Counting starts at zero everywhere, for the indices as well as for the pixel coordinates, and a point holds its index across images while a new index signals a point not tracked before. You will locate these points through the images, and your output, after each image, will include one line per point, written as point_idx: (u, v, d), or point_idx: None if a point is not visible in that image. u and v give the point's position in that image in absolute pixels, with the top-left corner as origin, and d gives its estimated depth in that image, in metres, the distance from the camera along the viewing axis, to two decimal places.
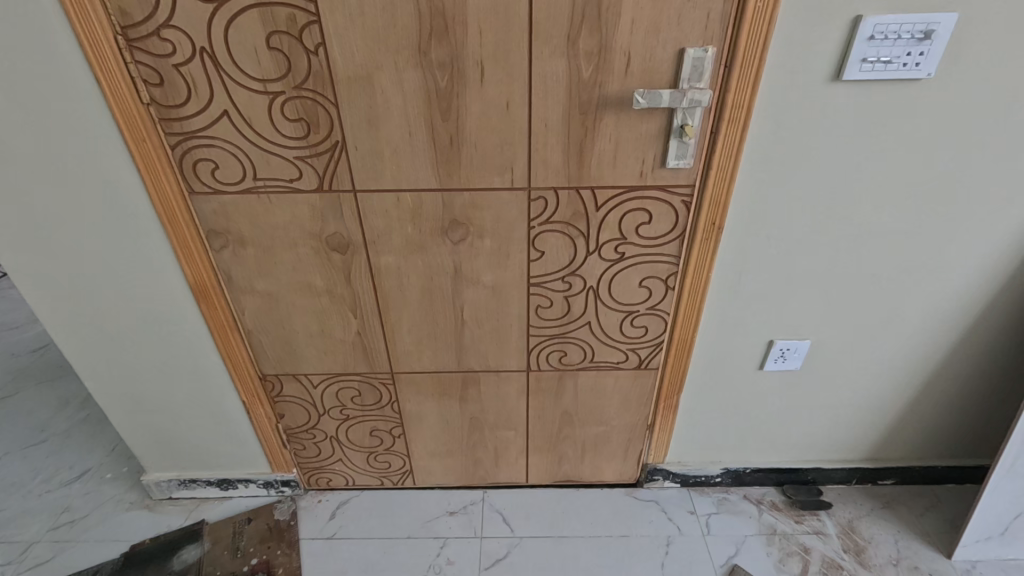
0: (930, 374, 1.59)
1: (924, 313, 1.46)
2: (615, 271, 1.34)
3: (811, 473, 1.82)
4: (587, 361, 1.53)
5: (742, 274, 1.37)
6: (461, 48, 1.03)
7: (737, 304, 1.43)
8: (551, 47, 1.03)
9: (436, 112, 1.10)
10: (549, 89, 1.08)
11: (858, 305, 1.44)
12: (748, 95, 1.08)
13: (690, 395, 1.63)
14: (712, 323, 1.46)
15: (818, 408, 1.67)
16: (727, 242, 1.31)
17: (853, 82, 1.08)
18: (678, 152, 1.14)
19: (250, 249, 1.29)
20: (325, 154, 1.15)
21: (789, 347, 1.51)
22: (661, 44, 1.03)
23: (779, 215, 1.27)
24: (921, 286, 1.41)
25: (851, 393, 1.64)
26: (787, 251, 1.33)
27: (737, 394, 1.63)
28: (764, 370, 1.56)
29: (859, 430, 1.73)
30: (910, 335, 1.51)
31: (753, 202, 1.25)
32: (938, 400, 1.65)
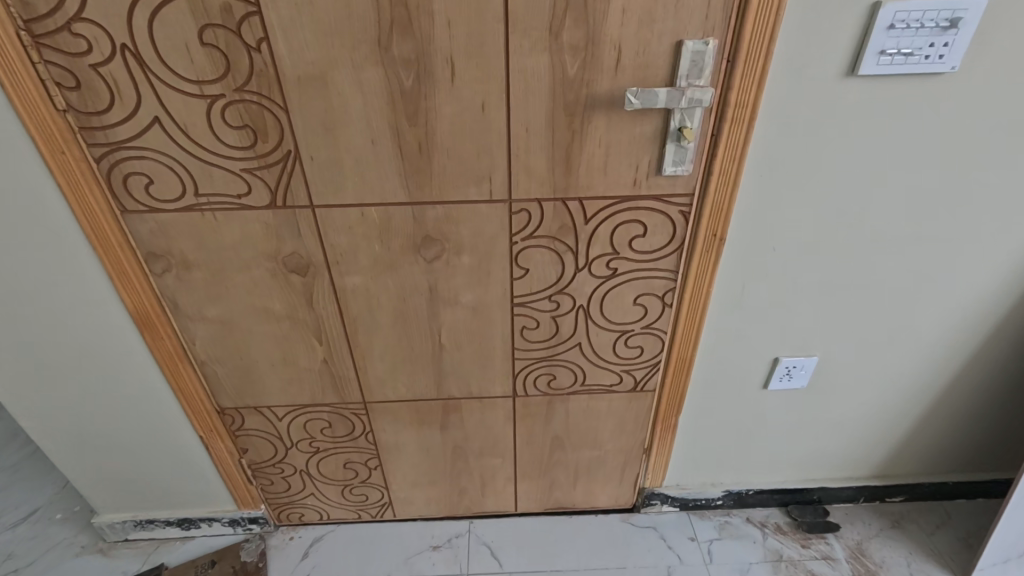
0: (942, 388, 1.50)
1: (936, 325, 1.36)
2: (607, 288, 1.22)
3: (816, 493, 1.72)
4: (578, 384, 1.40)
5: (745, 288, 1.25)
6: (427, 42, 0.89)
7: (738, 320, 1.31)
8: (531, 40, 0.90)
9: (402, 116, 0.97)
10: (530, 88, 0.95)
11: (869, 319, 1.33)
12: (754, 93, 0.96)
13: (690, 416, 1.52)
14: (713, 340, 1.35)
15: (826, 426, 1.57)
16: (730, 253, 1.19)
17: (869, 77, 0.97)
18: (676, 159, 1.02)
19: (197, 273, 1.14)
20: (276, 165, 1.01)
21: (796, 364, 1.39)
22: (657, 35, 0.90)
23: (786, 224, 1.16)
24: (934, 297, 1.31)
25: (860, 410, 1.53)
26: (793, 264, 1.22)
27: (739, 414, 1.52)
28: (769, 388, 1.45)
29: (867, 447, 1.63)
30: (923, 348, 1.41)
31: (757, 210, 1.13)
32: (949, 414, 1.56)
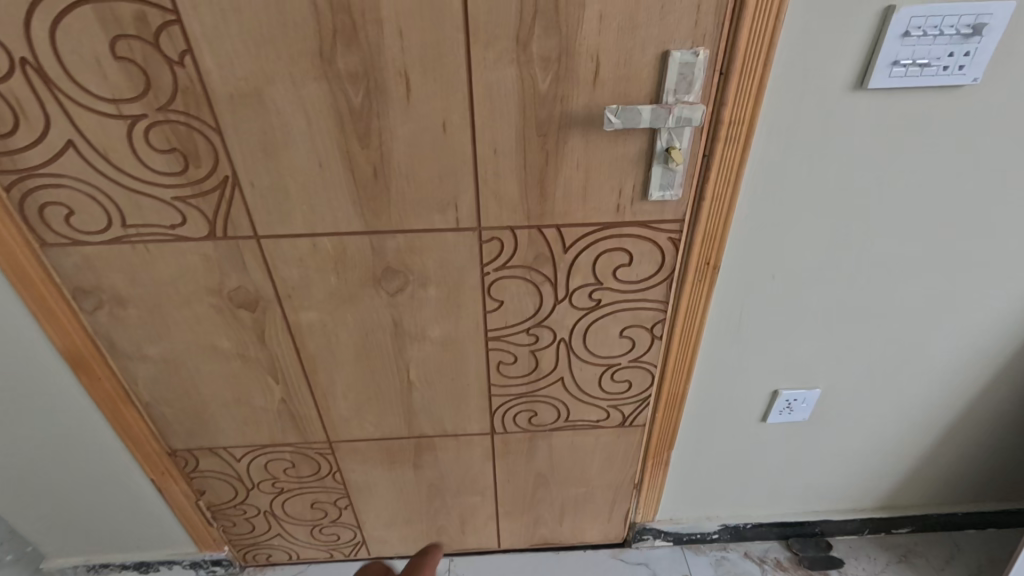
0: (952, 418, 1.39)
1: (947, 354, 1.26)
2: (590, 320, 1.11)
3: (818, 525, 1.61)
4: (562, 420, 1.29)
5: (741, 319, 1.15)
6: (377, 54, 0.78)
7: (735, 352, 1.21)
8: (496, 51, 0.79)
9: (353, 137, 0.85)
10: (497, 105, 0.83)
11: (876, 349, 1.23)
12: (750, 110, 0.85)
13: (683, 450, 1.41)
14: (706, 372, 1.24)
15: (829, 459, 1.46)
16: (724, 282, 1.08)
17: (880, 90, 0.86)
18: (664, 182, 0.91)
19: (133, 309, 1.02)
20: (212, 193, 0.89)
21: (797, 397, 1.29)
22: (640, 44, 0.79)
23: (785, 250, 1.05)
24: (946, 326, 1.21)
25: (866, 442, 1.42)
26: (794, 292, 1.11)
27: (736, 448, 1.41)
28: (768, 422, 1.34)
29: (873, 479, 1.53)
30: (932, 378, 1.30)
31: (754, 236, 1.02)
32: (959, 444, 1.46)
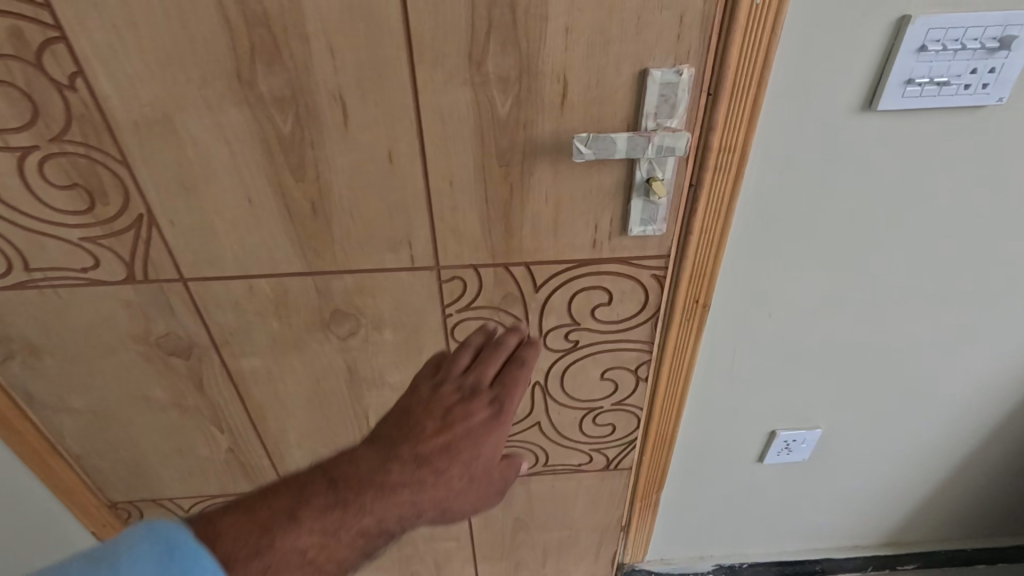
0: (964, 455, 1.29)
1: (961, 391, 1.15)
2: (568, 362, 1.00)
3: (818, 563, 1.50)
4: (540, 465, 1.19)
5: (734, 357, 1.04)
6: (305, 75, 0.66)
7: (727, 391, 1.10)
8: (445, 70, 0.67)
9: (285, 169, 0.73)
10: (450, 132, 0.72)
11: (882, 386, 1.12)
12: (742, 135, 0.74)
13: (673, 491, 1.30)
14: (697, 412, 1.13)
15: (830, 499, 1.35)
16: (716, 319, 0.98)
17: (891, 112, 0.75)
18: (645, 216, 0.80)
19: (49, 359, 0.91)
20: (126, 232, 0.77)
21: (796, 437, 1.18)
22: (614, 63, 0.68)
23: (783, 286, 0.94)
24: (960, 362, 1.10)
25: (870, 480, 1.32)
26: (793, 329, 1.01)
27: (730, 488, 1.30)
28: (765, 463, 1.24)
29: (877, 517, 1.42)
30: (943, 415, 1.20)
31: (748, 271, 0.91)
32: (970, 480, 1.35)
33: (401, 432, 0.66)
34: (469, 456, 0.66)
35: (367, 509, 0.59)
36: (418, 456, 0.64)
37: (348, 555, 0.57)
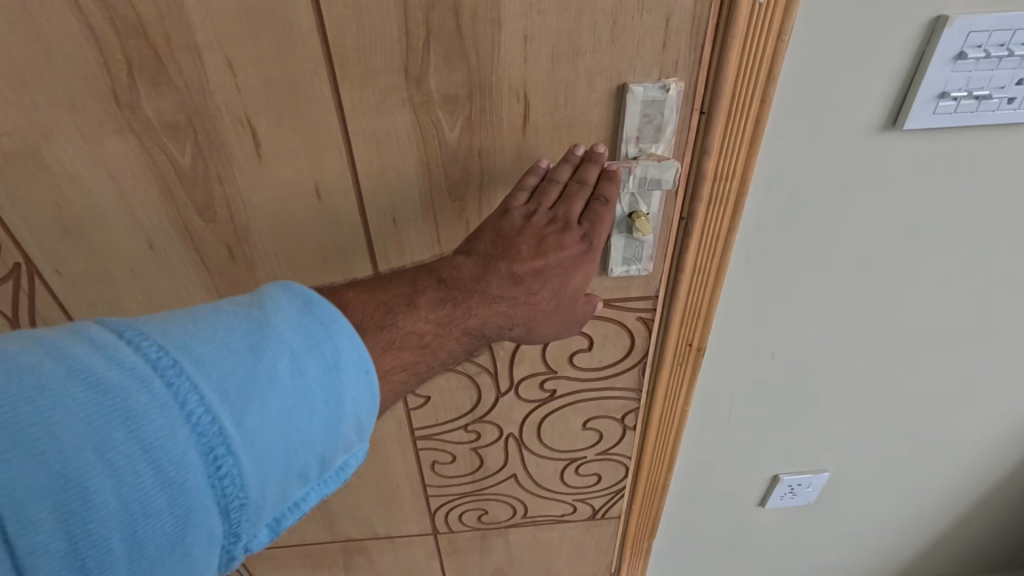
0: (984, 496, 1.17)
1: (986, 434, 1.03)
2: (545, 413, 0.88)
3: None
4: (519, 516, 1.07)
5: (732, 401, 0.92)
6: (201, 97, 0.53)
7: (724, 436, 0.98)
8: (377, 88, 0.54)
9: (190, 209, 0.60)
10: (389, 161, 0.59)
11: (899, 428, 1.00)
12: (741, 161, 0.61)
13: (666, 537, 1.19)
14: (692, 458, 1.02)
15: (836, 540, 1.24)
16: (711, 362, 0.86)
17: (918, 132, 0.63)
18: (629, 254, 0.68)
19: None
20: (4, 285, 0.64)
21: (802, 481, 1.07)
22: (585, 76, 0.55)
23: (790, 326, 0.82)
24: (987, 404, 0.97)
25: (883, 521, 1.20)
26: (799, 372, 0.88)
27: (728, 532, 1.19)
28: (768, 507, 1.12)
29: (887, 556, 1.31)
30: (965, 457, 1.07)
31: (748, 312, 0.79)
32: (987, 520, 1.23)
33: (490, 251, 0.55)
34: (560, 283, 0.56)
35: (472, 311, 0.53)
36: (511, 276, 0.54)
37: (457, 347, 0.53)
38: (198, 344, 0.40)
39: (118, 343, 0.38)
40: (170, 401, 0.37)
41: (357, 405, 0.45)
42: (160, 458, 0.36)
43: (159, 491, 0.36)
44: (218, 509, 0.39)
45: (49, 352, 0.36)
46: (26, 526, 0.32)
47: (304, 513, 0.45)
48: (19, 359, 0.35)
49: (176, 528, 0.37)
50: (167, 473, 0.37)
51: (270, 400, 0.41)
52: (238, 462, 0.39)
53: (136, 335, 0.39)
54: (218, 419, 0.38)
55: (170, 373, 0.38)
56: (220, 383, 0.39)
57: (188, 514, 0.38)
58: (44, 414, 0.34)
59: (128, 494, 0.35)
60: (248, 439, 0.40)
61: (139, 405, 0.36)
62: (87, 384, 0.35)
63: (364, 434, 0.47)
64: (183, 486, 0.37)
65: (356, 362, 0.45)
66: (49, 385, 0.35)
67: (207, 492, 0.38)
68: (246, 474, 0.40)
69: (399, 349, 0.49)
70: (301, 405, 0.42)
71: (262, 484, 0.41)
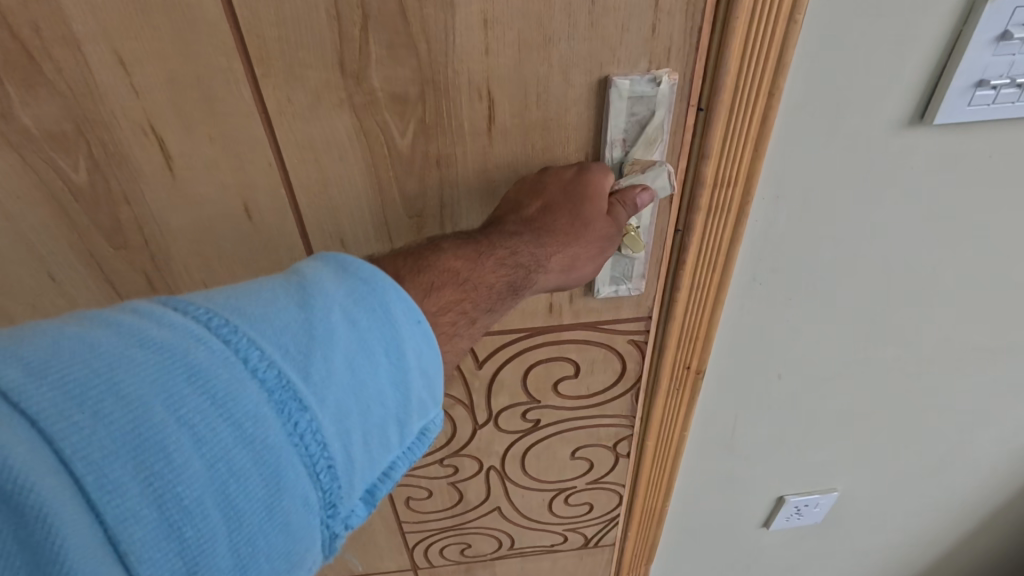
0: (998, 511, 1.10)
1: (1004, 449, 0.96)
2: (529, 443, 0.79)
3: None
4: (506, 548, 0.98)
5: (734, 423, 0.84)
6: (90, 101, 0.43)
7: (726, 459, 0.90)
8: (309, 87, 0.44)
9: (94, 235, 0.50)
10: (330, 173, 0.49)
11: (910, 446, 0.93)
12: (745, 164, 0.52)
13: (663, 562, 1.11)
14: (691, 482, 0.94)
15: (843, 559, 1.16)
16: (711, 383, 0.77)
17: (949, 126, 0.54)
18: (617, 273, 0.60)
19: None
20: None
21: (809, 502, 0.99)
22: (560, 69, 0.46)
23: (799, 344, 0.73)
24: (1007, 420, 0.90)
25: (892, 539, 1.13)
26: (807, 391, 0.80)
27: (730, 555, 1.11)
28: (771, 527, 1.05)
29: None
30: (979, 474, 1.00)
31: (752, 330, 0.70)
32: (998, 536, 1.16)
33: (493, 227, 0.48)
34: (573, 210, 0.48)
35: (493, 250, 0.46)
36: (523, 223, 0.48)
37: (493, 286, 0.45)
38: (246, 303, 0.35)
39: (161, 310, 0.33)
40: (231, 356, 0.32)
41: (420, 355, 0.39)
42: (234, 414, 0.31)
43: (241, 450, 0.31)
44: (308, 472, 0.33)
45: (93, 324, 0.31)
46: (111, 491, 0.27)
47: (398, 482, 0.40)
48: (65, 330, 0.30)
49: (268, 494, 0.32)
50: (246, 430, 0.31)
51: (334, 353, 0.35)
52: (316, 416, 0.34)
53: (178, 302, 0.34)
54: (285, 372, 0.33)
55: (225, 330, 0.33)
56: (279, 336, 0.34)
57: (279, 478, 0.32)
58: (102, 372, 0.29)
59: (209, 454, 0.30)
60: (322, 392, 0.34)
61: (200, 360, 0.31)
62: (141, 344, 0.30)
63: (436, 397, 0.41)
64: (263, 445, 0.32)
65: (406, 313, 0.38)
66: (99, 348, 0.30)
67: (290, 449, 0.33)
68: (327, 430, 0.34)
69: (440, 288, 0.43)
70: (366, 358, 0.37)
71: (345, 442, 0.35)
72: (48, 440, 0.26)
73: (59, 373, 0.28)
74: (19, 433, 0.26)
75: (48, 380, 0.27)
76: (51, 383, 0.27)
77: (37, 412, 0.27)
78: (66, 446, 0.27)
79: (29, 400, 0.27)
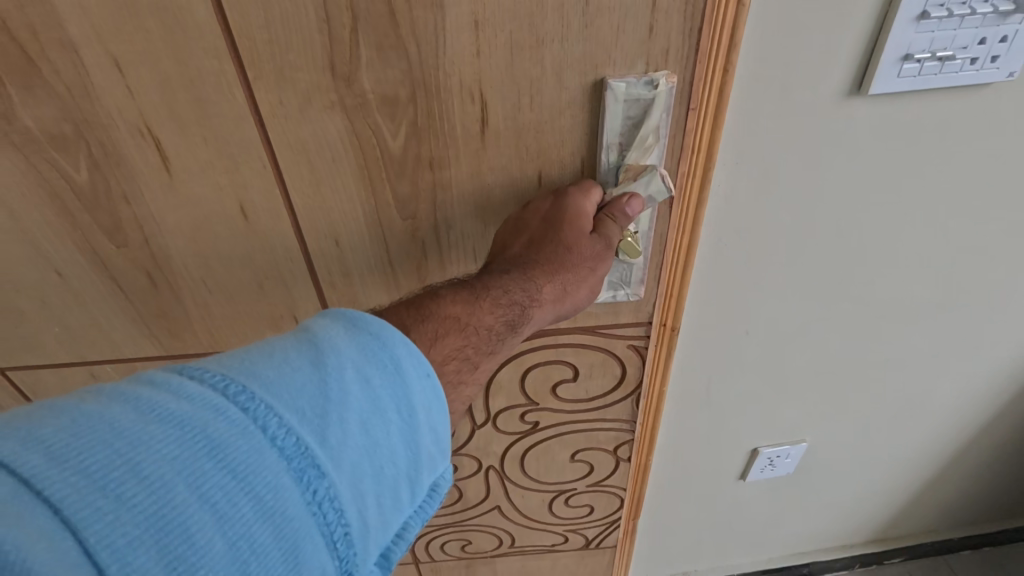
0: (972, 457, 1.05)
1: (1000, 402, 0.93)
2: (528, 445, 0.79)
3: (805, 566, 1.24)
4: (506, 546, 0.99)
5: (706, 385, 0.79)
6: (88, 102, 0.44)
7: (701, 423, 0.86)
8: (299, 89, 0.44)
9: (95, 232, 0.51)
10: (323, 175, 0.49)
11: (898, 405, 0.89)
12: (708, 129, 0.50)
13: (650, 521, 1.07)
14: (666, 446, 0.90)
15: (830, 512, 1.13)
16: (685, 350, 0.74)
17: (883, 98, 0.52)
18: (615, 279, 0.58)
19: None
20: None
21: (780, 453, 0.93)
22: (553, 71, 0.45)
23: (769, 301, 0.69)
24: (1004, 374, 0.87)
25: (871, 490, 1.08)
26: (792, 355, 0.76)
27: (711, 513, 1.07)
28: (748, 479, 0.99)
29: (870, 522, 1.18)
30: (966, 428, 0.97)
31: (724, 287, 0.66)
32: (992, 481, 1.13)
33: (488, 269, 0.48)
34: (559, 239, 0.48)
35: (487, 291, 0.46)
36: (510, 262, 0.48)
37: (494, 326, 0.45)
38: (261, 366, 0.35)
39: (177, 379, 0.33)
40: (250, 426, 0.32)
41: (430, 408, 0.40)
42: (254, 487, 0.31)
43: (261, 524, 0.31)
44: (325, 542, 0.34)
45: (110, 399, 0.31)
46: None
47: (411, 541, 0.41)
48: (82, 408, 0.30)
49: (288, 568, 0.32)
50: (266, 502, 0.32)
51: (349, 414, 0.36)
52: (333, 483, 0.34)
53: (192, 368, 0.34)
54: (303, 438, 0.33)
55: (243, 399, 0.33)
56: (296, 401, 0.34)
57: (298, 551, 0.32)
58: (124, 454, 0.29)
59: (232, 531, 0.30)
60: (338, 457, 0.35)
61: (219, 432, 0.31)
62: (160, 420, 0.31)
63: (444, 448, 0.42)
64: (283, 517, 0.32)
65: (416, 367, 0.39)
66: (119, 427, 0.30)
67: (309, 519, 0.33)
68: (344, 496, 0.35)
69: (445, 337, 0.43)
70: (380, 418, 0.37)
71: (360, 507, 0.36)
72: (72, 529, 0.27)
73: (81, 458, 0.28)
74: (43, 524, 0.26)
75: (68, 463, 0.28)
76: (70, 468, 0.28)
77: (60, 500, 0.27)
78: (88, 535, 0.27)
79: (51, 488, 0.27)
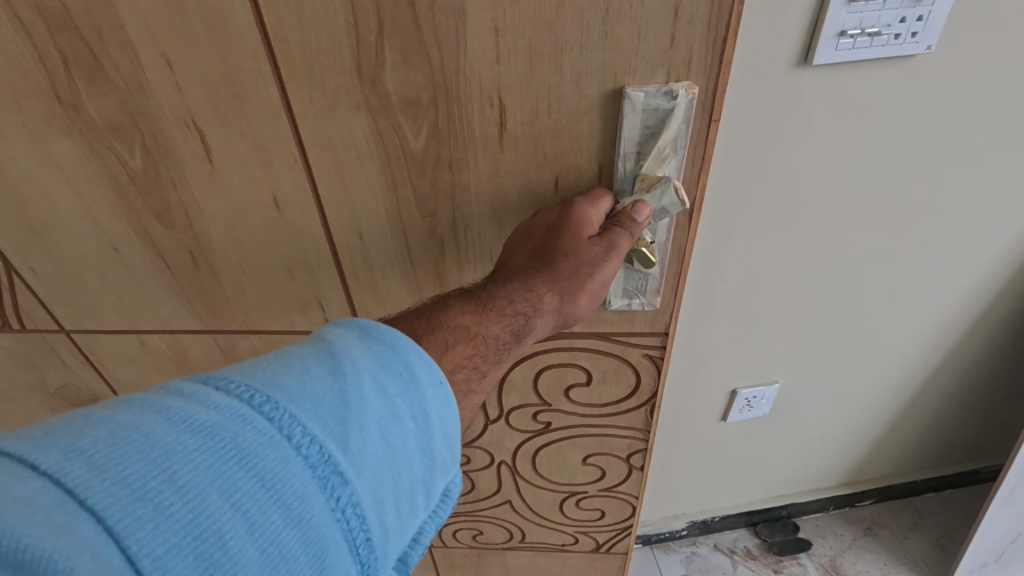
0: (942, 397, 1.03)
1: (971, 343, 0.94)
2: (540, 445, 0.80)
3: (784, 508, 1.20)
4: (516, 540, 1.00)
5: (702, 336, 0.82)
6: (143, 96, 0.48)
7: (698, 377, 0.89)
8: (328, 89, 0.47)
9: (147, 213, 0.56)
10: (350, 171, 0.52)
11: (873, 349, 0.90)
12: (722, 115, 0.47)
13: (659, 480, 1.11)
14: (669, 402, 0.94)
15: (805, 452, 1.10)
16: (691, 303, 0.77)
17: (830, 67, 0.57)
18: (630, 287, 0.58)
19: None
20: None
21: (757, 394, 0.93)
22: (572, 77, 0.45)
23: (755, 248, 0.71)
24: (971, 313, 0.88)
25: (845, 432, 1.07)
26: (778, 294, 0.78)
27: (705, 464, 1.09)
28: (727, 422, 0.98)
29: (848, 469, 1.17)
30: (938, 371, 0.98)
31: (720, 238, 0.70)
32: (965, 416, 1.10)
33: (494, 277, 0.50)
34: (562, 248, 0.48)
35: (493, 302, 0.47)
36: (512, 271, 0.49)
37: (500, 336, 0.46)
38: (282, 375, 0.36)
39: (204, 390, 0.34)
40: (277, 435, 0.33)
41: (443, 417, 0.41)
42: (283, 494, 0.32)
43: (291, 532, 0.32)
44: (349, 548, 0.35)
45: (142, 408, 0.32)
46: None
47: (427, 545, 0.42)
48: (116, 419, 0.31)
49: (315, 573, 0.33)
50: (294, 510, 0.32)
51: (368, 422, 0.37)
52: (357, 490, 0.35)
53: (217, 378, 0.35)
54: (326, 446, 0.34)
55: (268, 408, 0.34)
56: (317, 409, 0.35)
57: (326, 557, 0.33)
58: (160, 464, 0.30)
59: (262, 539, 0.31)
60: (360, 465, 0.35)
61: (248, 442, 0.32)
62: (192, 429, 0.31)
63: (456, 453, 0.42)
64: (310, 524, 0.33)
65: (429, 375, 0.40)
66: (152, 437, 0.30)
67: (334, 525, 0.34)
68: (366, 503, 0.35)
69: (454, 347, 0.44)
70: (396, 425, 0.38)
71: (381, 515, 0.36)
72: (115, 538, 0.27)
73: (118, 468, 0.29)
74: (88, 534, 0.26)
75: (107, 473, 0.28)
76: (110, 478, 0.28)
77: (102, 509, 0.27)
78: (131, 544, 0.27)
79: (93, 498, 0.27)
